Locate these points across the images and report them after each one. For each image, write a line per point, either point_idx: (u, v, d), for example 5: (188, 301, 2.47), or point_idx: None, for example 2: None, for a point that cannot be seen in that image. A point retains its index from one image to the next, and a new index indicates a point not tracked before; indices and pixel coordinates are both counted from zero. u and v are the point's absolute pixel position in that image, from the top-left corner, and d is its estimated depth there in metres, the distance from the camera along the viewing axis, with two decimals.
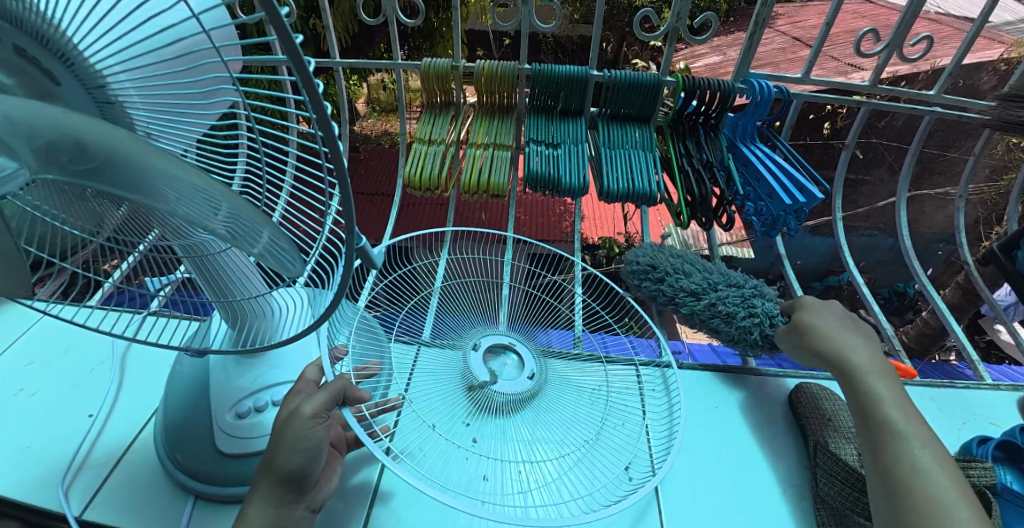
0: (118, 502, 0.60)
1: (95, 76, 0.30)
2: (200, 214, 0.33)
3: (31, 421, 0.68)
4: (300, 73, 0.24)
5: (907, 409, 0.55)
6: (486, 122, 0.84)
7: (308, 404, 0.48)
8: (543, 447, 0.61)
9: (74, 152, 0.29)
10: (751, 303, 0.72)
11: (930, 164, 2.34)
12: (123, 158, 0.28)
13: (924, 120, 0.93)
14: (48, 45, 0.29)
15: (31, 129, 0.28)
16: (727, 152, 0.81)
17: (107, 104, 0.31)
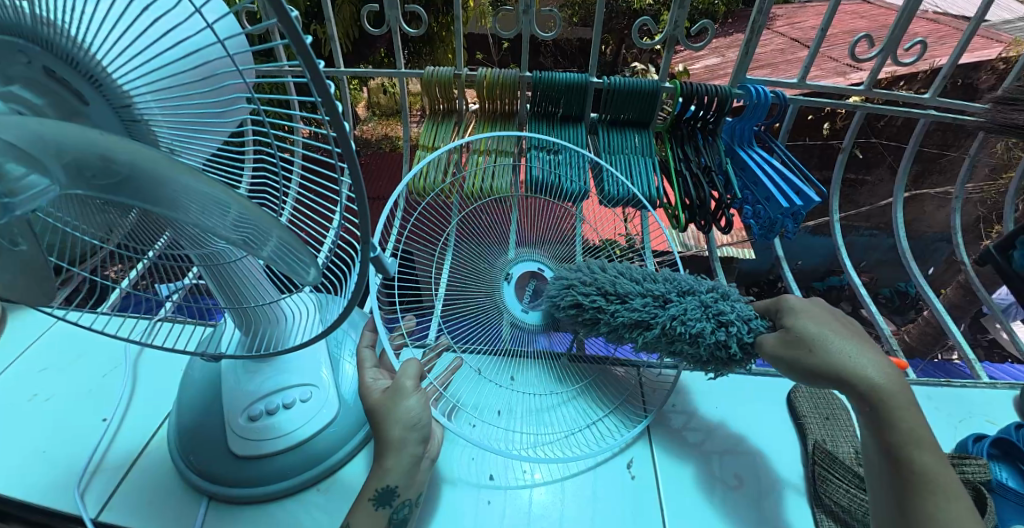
0: (133, 504, 0.62)
1: (121, 94, 0.31)
2: (218, 223, 0.34)
3: (47, 425, 0.70)
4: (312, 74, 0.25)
5: (908, 412, 0.51)
6: (488, 129, 0.86)
7: (411, 380, 0.57)
8: (566, 417, 0.73)
9: (101, 167, 0.30)
10: (719, 311, 0.62)
11: (929, 163, 2.35)
12: (149, 171, 0.30)
13: (919, 123, 0.95)
14: (77, 67, 0.30)
15: (61, 146, 0.29)
16: (725, 157, 0.82)
17: (132, 121, 0.33)
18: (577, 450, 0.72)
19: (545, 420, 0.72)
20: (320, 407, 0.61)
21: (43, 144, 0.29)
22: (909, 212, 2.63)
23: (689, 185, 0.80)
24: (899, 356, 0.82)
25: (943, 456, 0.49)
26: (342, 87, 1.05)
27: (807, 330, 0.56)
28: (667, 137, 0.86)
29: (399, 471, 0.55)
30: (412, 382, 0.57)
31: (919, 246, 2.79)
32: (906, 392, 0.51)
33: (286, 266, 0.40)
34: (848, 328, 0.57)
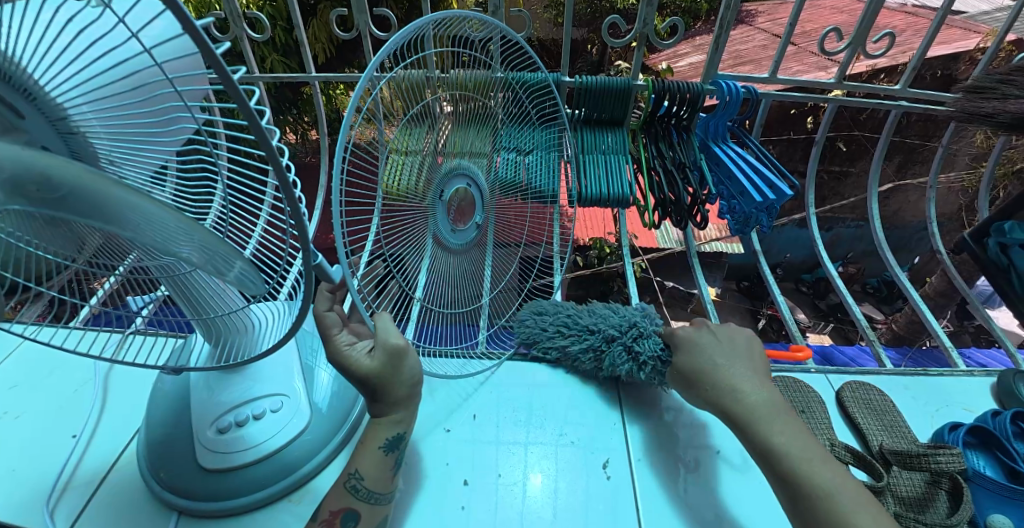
0: (103, 521, 0.60)
1: (57, 108, 0.30)
2: (167, 236, 0.33)
3: (15, 444, 0.68)
4: (236, 100, 0.24)
5: (773, 418, 0.57)
6: (461, 129, 0.73)
7: (393, 336, 0.55)
8: (538, 417, 0.80)
9: (39, 184, 0.29)
10: (632, 348, 0.79)
11: (911, 154, 2.38)
12: (88, 190, 0.29)
13: (892, 114, 0.95)
14: (12, 83, 0.29)
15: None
16: (700, 153, 0.83)
17: (70, 135, 0.32)
18: (569, 454, 0.75)
19: (533, 416, 0.80)
20: (292, 417, 0.61)
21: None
22: (893, 203, 2.66)
23: (662, 182, 0.81)
24: (877, 347, 0.82)
25: (810, 451, 0.53)
26: (316, 92, 1.04)
27: (691, 363, 0.67)
28: (641, 134, 0.86)
29: (400, 421, 0.59)
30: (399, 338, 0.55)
31: (904, 236, 2.82)
32: (773, 408, 0.58)
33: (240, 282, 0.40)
34: (749, 356, 0.66)
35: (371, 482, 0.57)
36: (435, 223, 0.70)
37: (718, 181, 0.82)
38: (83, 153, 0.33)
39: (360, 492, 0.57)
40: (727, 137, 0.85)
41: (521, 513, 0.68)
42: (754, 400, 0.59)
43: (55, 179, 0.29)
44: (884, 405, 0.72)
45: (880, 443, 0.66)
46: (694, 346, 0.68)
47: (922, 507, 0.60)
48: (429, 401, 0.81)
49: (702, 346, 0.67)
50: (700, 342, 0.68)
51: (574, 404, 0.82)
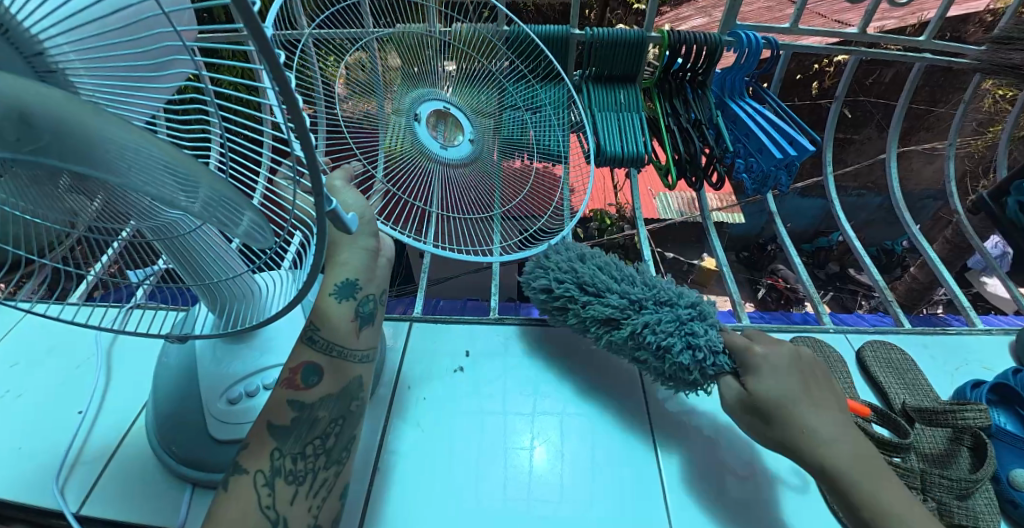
0: (116, 496, 0.59)
1: (32, 42, 0.26)
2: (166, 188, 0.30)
3: (19, 422, 0.66)
4: (258, 45, 0.20)
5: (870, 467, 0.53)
6: (465, 91, 0.77)
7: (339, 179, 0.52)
8: (547, 387, 0.75)
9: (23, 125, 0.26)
10: (690, 330, 0.63)
11: (918, 120, 2.33)
12: (76, 129, 0.26)
13: (913, 70, 0.92)
14: None
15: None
16: (716, 110, 0.79)
17: (50, 75, 0.28)
18: (577, 424, 0.71)
19: (540, 385, 0.76)
20: None
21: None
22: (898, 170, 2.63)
23: (677, 140, 0.77)
24: (895, 307, 0.81)
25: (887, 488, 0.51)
26: None
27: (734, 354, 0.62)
28: (654, 91, 0.83)
29: (355, 266, 0.52)
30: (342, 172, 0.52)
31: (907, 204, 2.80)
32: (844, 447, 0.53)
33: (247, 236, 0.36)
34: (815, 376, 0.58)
35: (327, 327, 0.51)
36: (422, 145, 0.69)
37: (736, 138, 0.79)
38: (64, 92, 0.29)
39: (315, 341, 0.50)
40: (744, 92, 0.81)
41: (528, 488, 0.64)
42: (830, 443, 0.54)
43: (36, 119, 0.25)
44: (905, 363, 0.71)
45: (902, 401, 0.66)
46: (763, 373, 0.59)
47: (944, 463, 0.60)
48: (443, 364, 0.77)
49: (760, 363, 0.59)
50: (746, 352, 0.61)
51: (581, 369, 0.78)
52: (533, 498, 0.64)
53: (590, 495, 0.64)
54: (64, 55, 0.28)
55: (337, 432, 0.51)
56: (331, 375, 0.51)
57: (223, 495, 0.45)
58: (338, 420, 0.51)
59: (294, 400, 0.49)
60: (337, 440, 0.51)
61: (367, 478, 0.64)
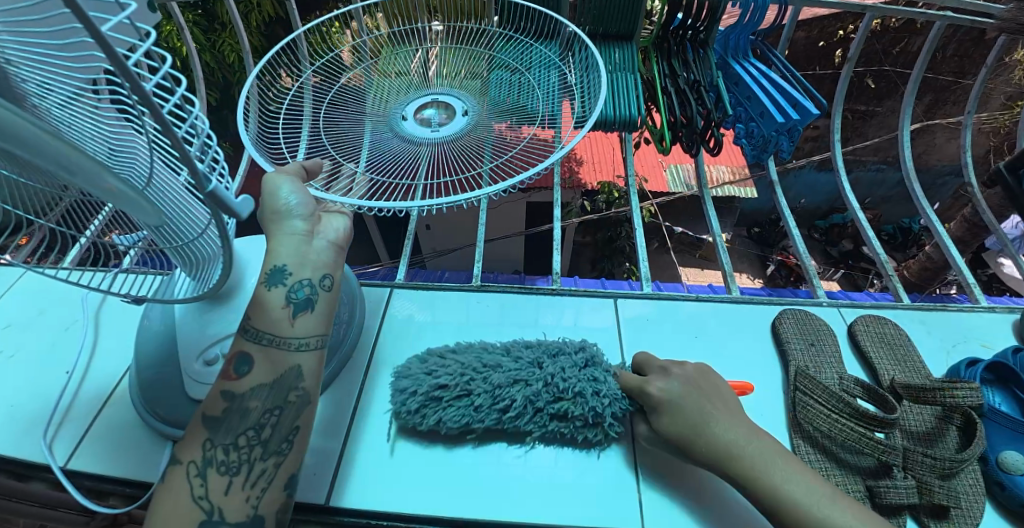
0: (101, 453, 0.60)
1: None
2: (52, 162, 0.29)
3: (10, 382, 0.68)
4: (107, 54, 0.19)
5: (770, 465, 0.52)
6: (455, 49, 0.78)
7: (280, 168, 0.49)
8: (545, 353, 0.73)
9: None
10: (581, 385, 0.63)
11: (944, 91, 2.22)
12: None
13: (935, 30, 0.86)
14: None
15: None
16: (716, 71, 0.74)
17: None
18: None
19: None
20: None
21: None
22: (919, 145, 2.52)
23: (674, 102, 0.73)
24: (896, 282, 0.78)
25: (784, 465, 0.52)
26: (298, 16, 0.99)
27: (633, 381, 0.61)
28: (652, 50, 0.79)
29: (290, 254, 0.47)
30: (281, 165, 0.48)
31: (927, 180, 2.70)
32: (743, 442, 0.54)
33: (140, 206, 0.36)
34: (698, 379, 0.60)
35: (258, 318, 0.46)
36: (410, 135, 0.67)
37: (736, 102, 0.76)
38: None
39: (257, 336, 0.46)
40: (748, 54, 0.77)
41: (523, 453, 0.64)
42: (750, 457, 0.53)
43: None
44: (897, 338, 0.69)
45: (891, 377, 0.64)
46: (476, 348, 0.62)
47: (931, 442, 0.59)
48: (433, 331, 0.77)
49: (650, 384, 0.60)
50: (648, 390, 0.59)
51: (578, 335, 0.75)
52: (526, 464, 0.63)
53: (582, 463, 0.63)
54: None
55: (272, 424, 0.46)
56: (262, 363, 0.46)
57: (160, 488, 0.43)
58: (271, 411, 0.46)
59: (225, 391, 0.46)
60: (273, 431, 0.46)
61: (347, 441, 0.64)
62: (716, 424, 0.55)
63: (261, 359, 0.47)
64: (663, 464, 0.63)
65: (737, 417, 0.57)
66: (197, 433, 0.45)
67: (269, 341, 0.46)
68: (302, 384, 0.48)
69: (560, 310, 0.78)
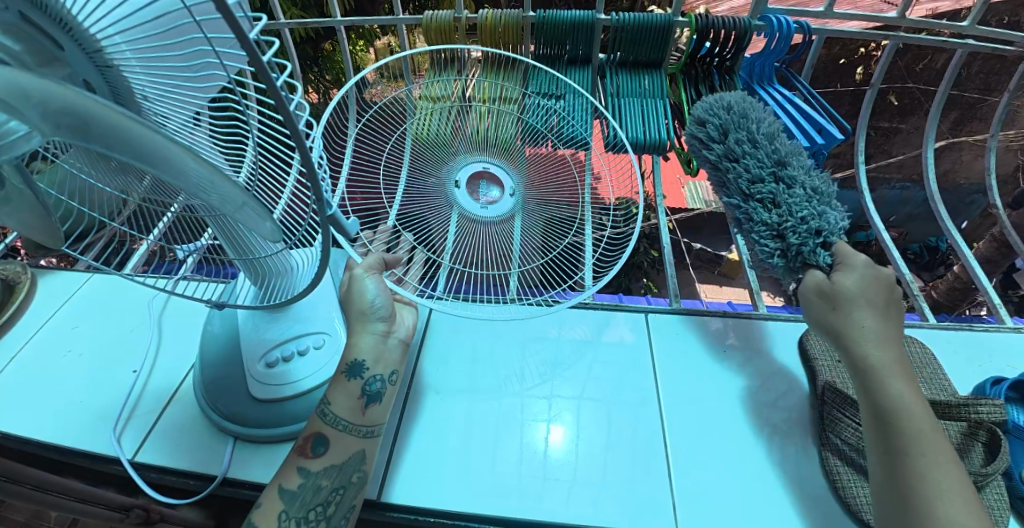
0: (166, 447, 0.65)
1: (93, 41, 0.31)
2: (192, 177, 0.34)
3: (82, 378, 0.73)
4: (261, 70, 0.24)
5: (896, 370, 0.57)
6: (493, 76, 0.84)
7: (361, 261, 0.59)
8: (569, 372, 0.77)
9: (78, 130, 0.30)
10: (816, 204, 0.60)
11: (970, 109, 2.20)
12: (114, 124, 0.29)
13: (956, 55, 0.88)
14: (48, 13, 0.30)
15: (37, 101, 0.30)
16: (743, 97, 0.79)
17: (106, 68, 0.33)
18: (589, 412, 0.72)
19: (557, 369, 0.78)
20: (333, 355, 0.63)
21: (28, 100, 0.30)
22: (945, 163, 2.49)
23: None
24: (921, 302, 0.79)
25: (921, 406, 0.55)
26: (343, 41, 1.06)
27: (839, 287, 0.59)
28: (680, 77, 0.82)
29: (368, 349, 0.59)
30: (364, 266, 0.59)
31: (954, 199, 2.66)
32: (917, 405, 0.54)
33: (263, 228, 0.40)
34: (886, 296, 0.60)
35: (337, 404, 0.56)
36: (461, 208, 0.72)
37: None
38: (121, 92, 0.35)
39: (336, 421, 0.56)
40: (773, 79, 0.80)
41: (543, 467, 0.67)
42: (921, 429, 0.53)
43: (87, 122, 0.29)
44: (924, 357, 0.71)
45: None
46: (851, 269, 0.59)
47: (957, 457, 0.60)
48: (468, 348, 0.80)
49: (854, 296, 0.58)
50: (846, 303, 0.59)
51: (600, 356, 0.79)
52: (547, 478, 0.66)
53: (601, 479, 0.66)
54: (119, 50, 0.32)
55: (337, 501, 0.54)
56: (334, 446, 0.55)
57: None
58: (337, 490, 0.54)
59: (301, 468, 0.54)
60: (337, 508, 0.54)
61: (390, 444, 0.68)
62: (891, 381, 0.56)
63: (336, 441, 0.55)
64: (678, 481, 0.65)
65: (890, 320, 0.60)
66: (274, 503, 0.51)
67: (344, 426, 0.56)
68: (363, 467, 0.57)
69: (581, 331, 0.82)
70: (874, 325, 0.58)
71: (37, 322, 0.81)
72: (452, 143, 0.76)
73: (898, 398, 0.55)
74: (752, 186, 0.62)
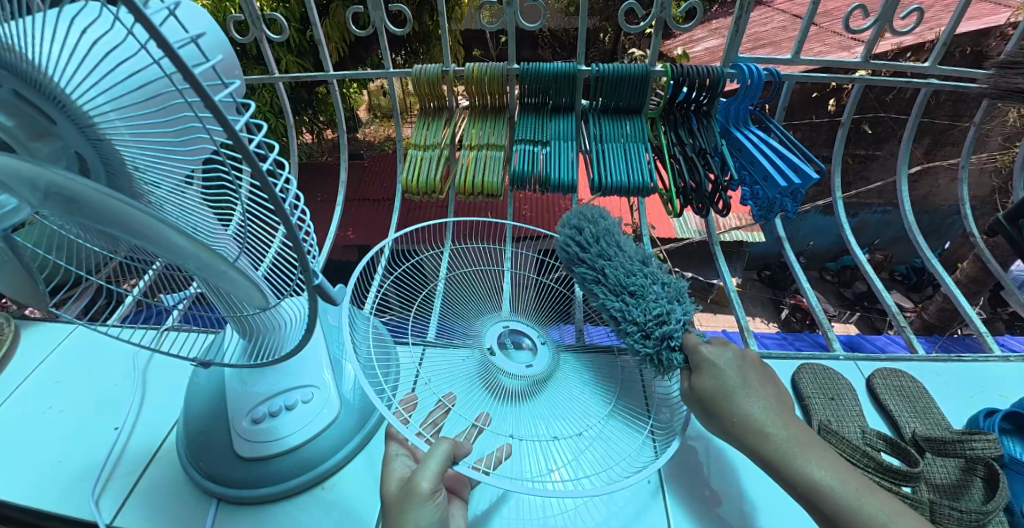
0: (147, 510, 0.63)
1: (84, 116, 0.32)
2: (176, 250, 0.36)
3: (60, 437, 0.71)
4: (240, 148, 0.24)
5: (804, 445, 0.52)
6: (479, 123, 0.88)
7: (423, 477, 0.49)
8: (561, 424, 0.65)
9: (73, 207, 0.33)
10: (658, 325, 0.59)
11: (941, 136, 2.29)
12: (111, 205, 0.31)
13: (921, 93, 0.92)
14: (43, 92, 0.31)
15: (31, 181, 0.32)
16: (721, 138, 0.82)
17: (98, 141, 0.33)
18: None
19: (555, 413, 0.66)
20: (322, 408, 0.62)
21: (19, 177, 0.32)
22: (922, 187, 2.57)
23: (682, 168, 0.80)
24: (910, 334, 0.80)
25: (777, 421, 0.53)
26: (334, 88, 1.09)
27: (706, 390, 0.56)
28: (660, 122, 0.86)
29: None
30: (430, 486, 0.49)
31: (935, 221, 2.73)
32: (799, 438, 0.52)
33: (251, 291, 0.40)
34: (758, 374, 0.58)
35: None
36: (496, 370, 0.66)
37: (741, 166, 0.81)
38: (111, 161, 0.35)
39: None
40: (748, 121, 0.83)
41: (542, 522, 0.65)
42: (836, 492, 0.49)
43: (80, 205, 0.32)
44: (916, 391, 0.71)
45: (912, 430, 0.65)
46: (714, 366, 0.57)
47: (956, 494, 0.60)
48: (482, 398, 0.64)
49: (721, 371, 0.56)
50: (731, 393, 0.55)
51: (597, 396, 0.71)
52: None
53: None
54: (112, 126, 0.33)
55: None
56: None
57: None
58: None
59: None
60: None
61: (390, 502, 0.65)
62: (740, 399, 0.55)
63: None
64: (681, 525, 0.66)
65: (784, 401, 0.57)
66: None
67: None
68: None
69: (560, 380, 0.70)
70: (762, 402, 0.55)
71: (16, 377, 0.79)
72: (444, 193, 0.86)
73: (764, 429, 0.53)
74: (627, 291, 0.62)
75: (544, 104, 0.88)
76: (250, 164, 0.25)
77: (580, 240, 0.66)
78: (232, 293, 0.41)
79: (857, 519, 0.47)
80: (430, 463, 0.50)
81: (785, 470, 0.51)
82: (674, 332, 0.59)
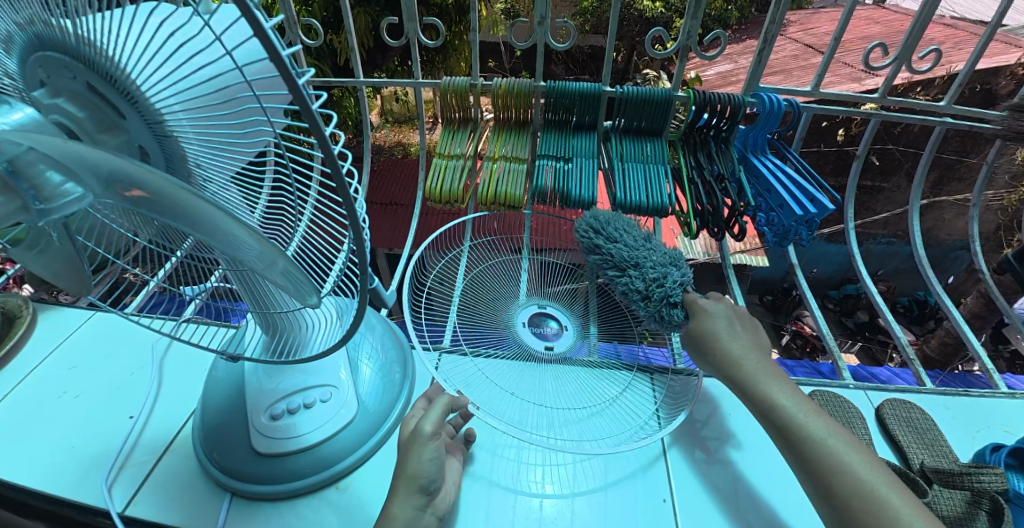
0: (160, 499, 0.64)
1: (155, 111, 0.34)
2: (231, 242, 0.36)
3: (74, 424, 0.72)
4: (323, 148, 0.26)
5: (770, 379, 0.58)
6: (503, 137, 0.90)
7: (428, 422, 0.56)
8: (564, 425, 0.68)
9: (136, 198, 0.34)
10: (657, 279, 0.65)
11: (948, 171, 2.31)
12: (176, 196, 0.33)
13: (935, 131, 0.94)
14: (116, 86, 0.33)
15: (95, 168, 0.33)
16: (739, 164, 0.84)
17: (164, 136, 0.35)
18: (587, 461, 0.72)
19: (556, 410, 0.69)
20: (339, 408, 0.63)
21: (84, 163, 0.33)
22: (928, 220, 2.58)
23: (701, 192, 0.81)
24: (918, 367, 0.80)
25: (751, 356, 0.60)
26: (360, 94, 1.11)
27: (699, 330, 0.64)
28: (679, 144, 0.88)
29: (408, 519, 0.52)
30: (434, 427, 0.56)
31: (939, 254, 2.73)
32: (765, 372, 0.58)
33: (291, 287, 0.41)
34: (744, 321, 0.65)
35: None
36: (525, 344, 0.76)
37: (756, 193, 0.83)
38: (174, 156, 0.37)
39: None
40: (766, 150, 0.86)
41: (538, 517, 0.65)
42: (794, 415, 0.54)
43: (149, 198, 0.33)
44: (925, 424, 0.72)
45: (921, 461, 0.67)
46: (709, 314, 0.64)
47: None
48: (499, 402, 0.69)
49: (713, 317, 0.63)
50: (722, 336, 0.62)
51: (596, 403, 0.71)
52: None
53: None
54: (179, 123, 0.35)
55: None
56: None
57: None
58: None
59: None
60: None
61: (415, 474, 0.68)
62: (724, 337, 0.62)
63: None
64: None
65: (760, 345, 0.63)
66: None
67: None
68: None
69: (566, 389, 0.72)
70: (740, 340, 0.62)
71: (33, 360, 0.80)
72: (465, 203, 0.88)
73: (733, 357, 0.60)
74: (651, 287, 0.64)
75: (568, 122, 0.90)
76: (325, 157, 0.26)
77: (610, 232, 0.70)
78: (280, 286, 0.41)
79: (826, 453, 0.51)
80: (435, 411, 0.57)
81: (758, 402, 0.57)
82: (676, 294, 0.65)
